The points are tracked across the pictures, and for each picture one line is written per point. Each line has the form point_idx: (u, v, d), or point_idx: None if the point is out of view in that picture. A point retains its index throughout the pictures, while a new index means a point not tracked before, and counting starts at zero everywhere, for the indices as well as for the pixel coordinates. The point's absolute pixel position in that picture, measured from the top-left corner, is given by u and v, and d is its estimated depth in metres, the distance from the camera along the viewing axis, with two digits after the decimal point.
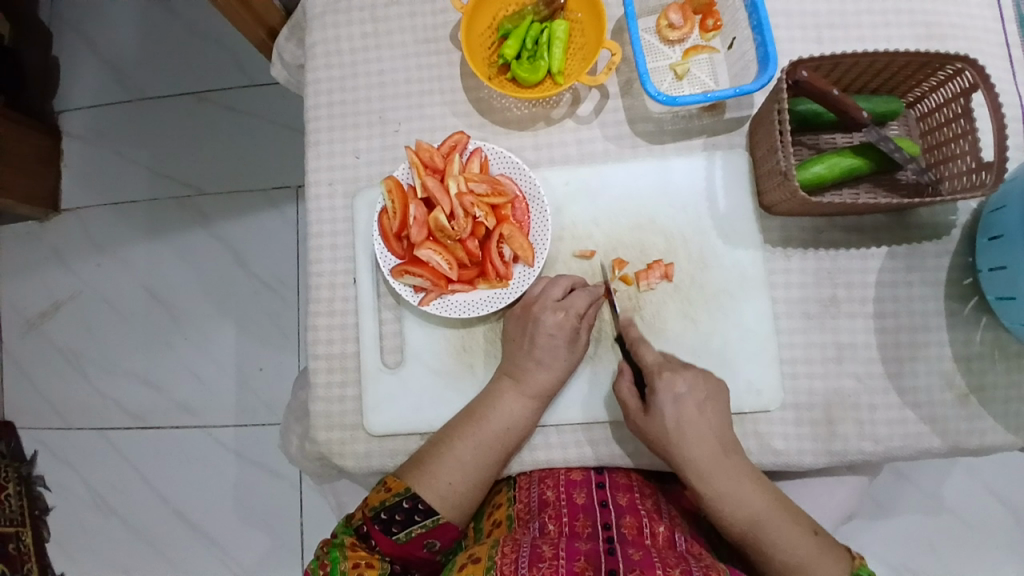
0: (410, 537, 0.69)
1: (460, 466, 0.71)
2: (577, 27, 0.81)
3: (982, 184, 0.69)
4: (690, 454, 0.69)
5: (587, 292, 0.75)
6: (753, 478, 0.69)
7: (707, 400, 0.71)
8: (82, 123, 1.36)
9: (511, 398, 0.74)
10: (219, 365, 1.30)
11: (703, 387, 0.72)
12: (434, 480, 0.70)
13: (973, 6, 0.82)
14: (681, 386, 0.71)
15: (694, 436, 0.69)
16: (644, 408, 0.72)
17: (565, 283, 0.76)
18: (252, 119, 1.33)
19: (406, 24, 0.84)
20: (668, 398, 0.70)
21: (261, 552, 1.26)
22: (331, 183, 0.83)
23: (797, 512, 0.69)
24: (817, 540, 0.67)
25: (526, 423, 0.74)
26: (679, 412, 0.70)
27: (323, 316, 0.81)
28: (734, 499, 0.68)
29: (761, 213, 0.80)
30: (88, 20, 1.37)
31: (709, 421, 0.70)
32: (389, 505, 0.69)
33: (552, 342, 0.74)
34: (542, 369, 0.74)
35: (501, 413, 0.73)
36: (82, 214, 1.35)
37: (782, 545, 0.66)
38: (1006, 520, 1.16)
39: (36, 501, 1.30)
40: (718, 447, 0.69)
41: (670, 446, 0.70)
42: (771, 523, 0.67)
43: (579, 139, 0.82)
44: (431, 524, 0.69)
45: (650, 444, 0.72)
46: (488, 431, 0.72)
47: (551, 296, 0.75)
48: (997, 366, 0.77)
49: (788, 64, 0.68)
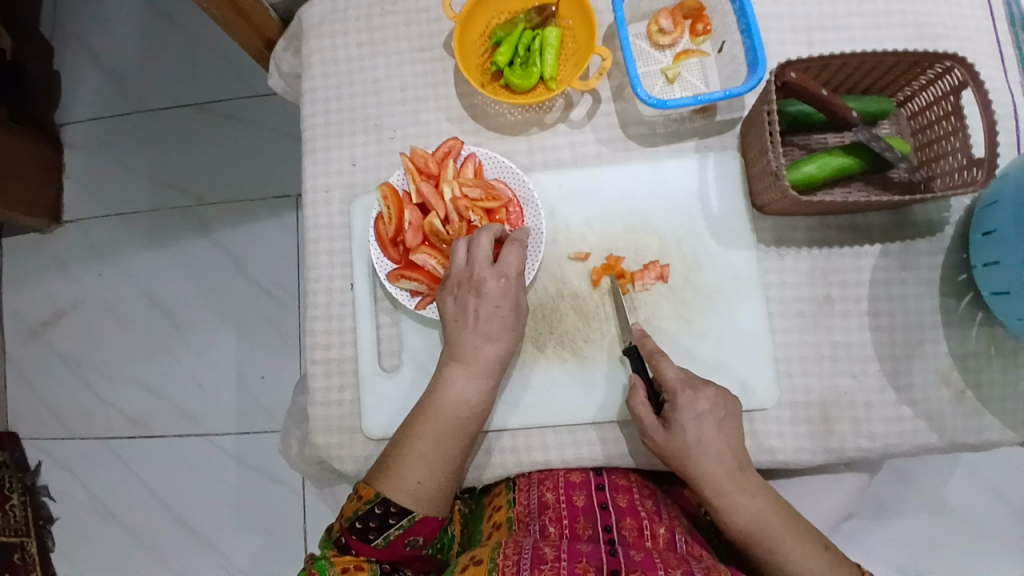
0: (389, 540, 0.69)
1: (423, 460, 0.70)
2: (569, 33, 0.82)
3: (973, 181, 0.70)
4: (708, 470, 0.69)
5: (514, 246, 0.74)
6: (765, 491, 0.70)
7: (725, 417, 0.71)
8: (85, 135, 1.38)
9: (465, 380, 0.72)
10: (221, 372, 1.31)
11: (723, 404, 0.72)
12: (402, 481, 0.69)
13: (962, 8, 0.83)
14: (702, 404, 0.70)
15: (712, 453, 0.70)
16: (663, 424, 0.71)
17: (488, 239, 0.74)
18: (252, 129, 1.34)
19: (400, 33, 0.85)
20: (689, 416, 0.70)
21: (263, 560, 1.26)
22: (328, 190, 0.84)
23: (806, 524, 0.69)
24: (830, 554, 0.67)
25: (483, 401, 0.73)
26: (700, 429, 0.70)
27: (321, 321, 0.82)
28: (750, 517, 0.69)
29: (755, 213, 0.81)
30: (90, 34, 1.39)
31: (727, 439, 0.71)
32: (362, 514, 0.68)
33: (494, 312, 0.73)
34: (488, 344, 0.73)
35: (455, 398, 0.72)
36: (85, 224, 1.36)
37: (794, 558, 0.67)
38: (1008, 519, 1.16)
39: (40, 511, 1.31)
40: (734, 462, 0.70)
41: (688, 463, 0.70)
42: (786, 542, 0.67)
43: (573, 143, 0.83)
44: (408, 523, 0.69)
45: (668, 460, 0.72)
46: (444, 418, 0.71)
47: (482, 262, 0.73)
48: (993, 362, 0.77)
49: (777, 65, 0.69)
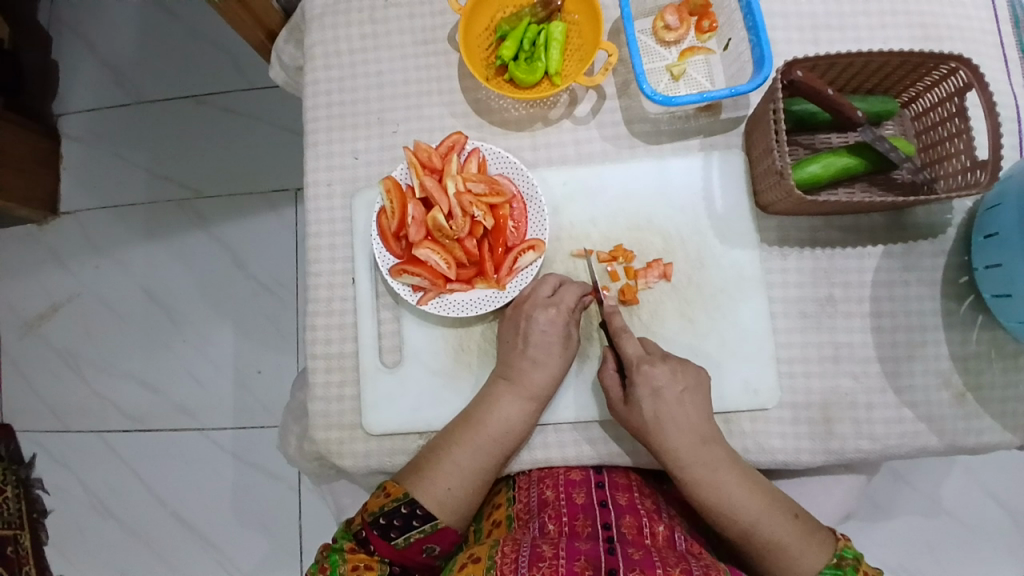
0: (408, 542, 0.69)
1: (457, 472, 0.71)
2: (575, 28, 0.81)
3: (976, 183, 0.70)
4: (668, 445, 0.70)
5: (575, 285, 0.76)
6: (730, 466, 0.70)
7: (686, 391, 0.71)
8: (82, 125, 1.36)
9: (508, 402, 0.74)
10: (218, 367, 1.30)
11: (682, 378, 0.72)
12: (432, 485, 0.70)
13: (967, 9, 0.83)
14: (659, 379, 0.71)
15: (672, 427, 0.70)
16: (624, 399, 0.72)
17: (553, 281, 0.77)
18: (250, 122, 1.33)
19: (404, 25, 0.85)
20: (646, 392, 0.70)
21: (260, 555, 1.26)
22: (329, 183, 0.83)
23: (778, 497, 0.70)
24: (799, 523, 0.68)
25: (522, 425, 0.74)
26: (658, 404, 0.70)
27: (322, 316, 0.81)
28: (714, 489, 0.69)
29: (758, 212, 0.80)
30: (88, 23, 1.37)
31: (687, 413, 0.71)
32: (387, 510, 0.69)
33: (545, 339, 0.74)
34: (536, 368, 0.74)
35: (497, 418, 0.73)
36: (81, 216, 1.35)
37: (760, 526, 0.68)
38: (1003, 521, 1.16)
39: (34, 504, 1.30)
40: (696, 436, 0.70)
41: (648, 435, 0.71)
42: (751, 513, 0.68)
43: (578, 140, 0.83)
44: (429, 529, 0.70)
45: (631, 432, 0.73)
46: (485, 436, 0.73)
47: (541, 293, 0.76)
48: (993, 365, 0.77)
49: (783, 63, 0.69)
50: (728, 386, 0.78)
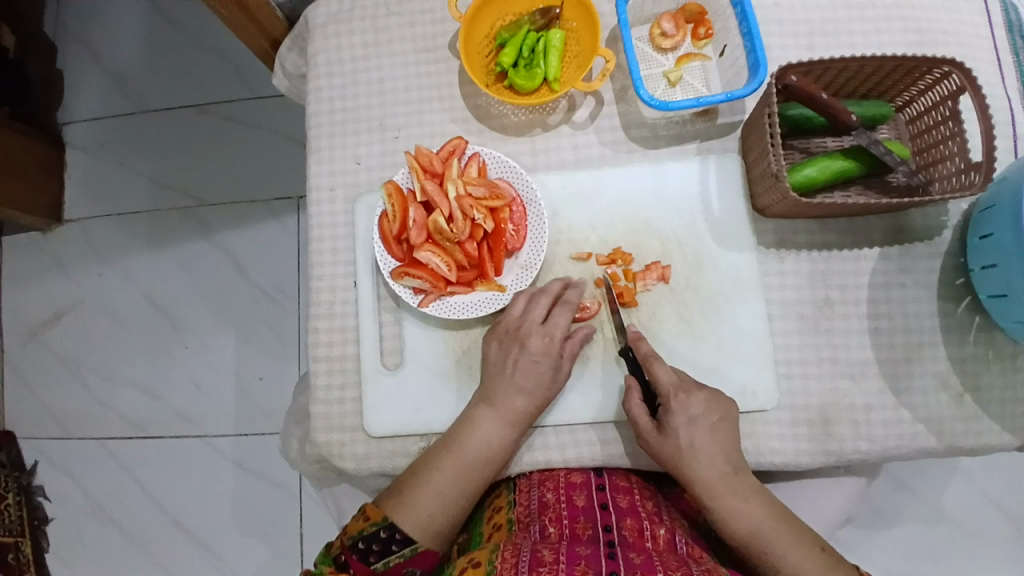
0: (388, 566, 0.70)
1: (438, 497, 0.71)
2: (573, 35, 0.82)
3: (970, 185, 0.71)
4: (701, 475, 0.71)
5: (567, 308, 0.76)
6: (760, 496, 0.71)
7: (719, 420, 0.72)
8: (87, 135, 1.38)
9: (489, 425, 0.74)
10: (220, 373, 1.31)
11: (716, 407, 0.73)
12: (413, 510, 0.70)
13: (960, 14, 0.85)
14: (695, 408, 0.72)
15: (705, 457, 0.71)
16: (657, 428, 0.72)
17: (547, 302, 0.77)
18: (253, 131, 1.35)
19: (405, 33, 0.86)
20: (682, 420, 0.72)
21: (260, 563, 1.26)
22: (332, 188, 0.84)
23: (803, 530, 0.70)
24: (825, 556, 0.68)
25: (503, 448, 0.75)
26: (693, 434, 0.72)
27: (324, 319, 0.82)
28: (743, 517, 0.70)
29: (755, 215, 0.81)
30: (94, 35, 1.39)
31: (720, 443, 0.72)
32: (367, 534, 0.70)
33: (535, 367, 0.75)
34: (520, 396, 0.75)
35: (478, 443, 0.74)
36: (85, 224, 1.36)
37: (790, 561, 0.68)
38: (1004, 527, 1.16)
39: (35, 511, 1.30)
40: (727, 466, 0.71)
41: (682, 467, 0.72)
42: (780, 543, 0.69)
43: (576, 145, 0.84)
44: (409, 553, 0.70)
45: (660, 462, 0.73)
46: (467, 462, 0.73)
47: (535, 318, 0.76)
48: (991, 366, 0.77)
49: (777, 69, 0.70)
50: (727, 387, 0.78)
